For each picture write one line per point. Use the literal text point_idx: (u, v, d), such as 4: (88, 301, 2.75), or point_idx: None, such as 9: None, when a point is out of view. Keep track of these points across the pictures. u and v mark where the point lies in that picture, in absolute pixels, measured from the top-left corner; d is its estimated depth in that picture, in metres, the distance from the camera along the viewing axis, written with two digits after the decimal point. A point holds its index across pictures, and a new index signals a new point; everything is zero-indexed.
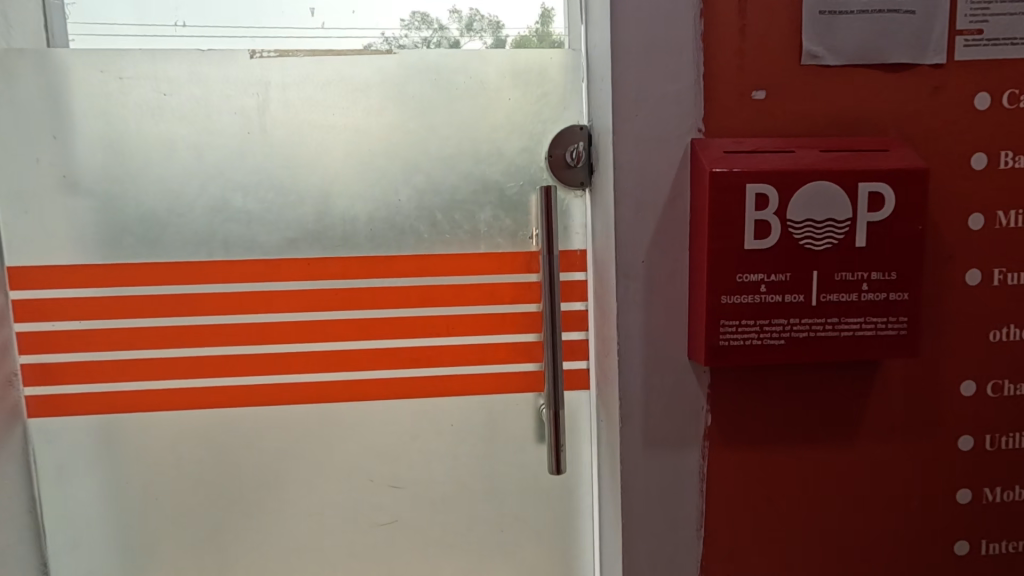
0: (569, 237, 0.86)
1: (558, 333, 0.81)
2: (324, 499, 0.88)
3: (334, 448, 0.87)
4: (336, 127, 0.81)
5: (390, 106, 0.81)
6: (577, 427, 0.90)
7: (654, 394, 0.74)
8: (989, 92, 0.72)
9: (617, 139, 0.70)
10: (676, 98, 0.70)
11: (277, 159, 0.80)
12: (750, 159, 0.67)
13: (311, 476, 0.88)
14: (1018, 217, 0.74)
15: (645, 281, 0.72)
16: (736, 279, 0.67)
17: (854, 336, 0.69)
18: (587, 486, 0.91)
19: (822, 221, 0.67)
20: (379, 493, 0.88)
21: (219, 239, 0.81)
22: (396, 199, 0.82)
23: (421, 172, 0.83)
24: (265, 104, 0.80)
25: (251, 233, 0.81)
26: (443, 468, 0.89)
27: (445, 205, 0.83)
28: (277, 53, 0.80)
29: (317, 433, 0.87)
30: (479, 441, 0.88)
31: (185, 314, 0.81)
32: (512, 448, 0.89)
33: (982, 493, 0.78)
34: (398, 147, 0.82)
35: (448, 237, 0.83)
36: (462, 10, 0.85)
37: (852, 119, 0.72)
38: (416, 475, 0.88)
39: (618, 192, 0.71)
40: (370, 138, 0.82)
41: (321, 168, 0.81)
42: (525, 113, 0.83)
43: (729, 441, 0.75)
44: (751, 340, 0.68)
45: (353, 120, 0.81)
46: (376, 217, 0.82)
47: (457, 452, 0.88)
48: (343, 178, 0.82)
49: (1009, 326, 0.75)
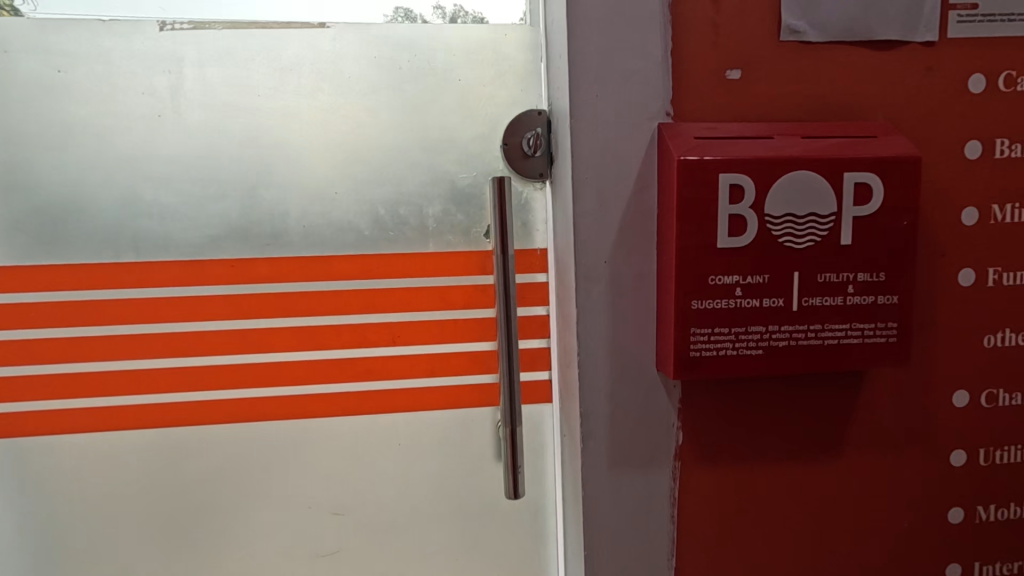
0: (529, 235, 0.78)
1: (514, 341, 0.72)
2: (256, 528, 0.79)
3: (267, 472, 0.78)
4: (263, 110, 0.71)
5: (324, 86, 0.72)
6: (539, 444, 0.82)
7: (619, 410, 0.66)
8: (985, 74, 0.65)
9: (576, 122, 0.62)
10: (641, 77, 0.62)
11: (195, 146, 0.71)
12: (724, 147, 0.60)
13: (241, 502, 0.78)
14: (1014, 211, 0.67)
15: (609, 283, 0.64)
16: (708, 281, 0.59)
17: (839, 344, 0.62)
18: (551, 507, 0.83)
19: (804, 216, 0.60)
20: (319, 520, 0.79)
21: (129, 238, 0.71)
22: (334, 192, 0.73)
23: (362, 162, 0.73)
24: (181, 85, 0.70)
25: (166, 231, 0.71)
26: (390, 492, 0.80)
27: (388, 199, 0.74)
28: (191, 25, 0.70)
29: (247, 454, 0.77)
30: (430, 460, 0.80)
31: (96, 323, 0.71)
32: (467, 468, 0.81)
33: (975, 511, 0.72)
34: (333, 133, 0.73)
35: (393, 235, 0.74)
36: (446, 7, 0.74)
37: (835, 103, 0.65)
38: (360, 499, 0.80)
39: (577, 184, 0.63)
40: (303, 123, 0.72)
41: (245, 157, 0.71)
42: (478, 97, 0.74)
43: (703, 461, 0.67)
44: (725, 349, 0.60)
45: (281, 102, 0.71)
46: (310, 212, 0.73)
47: (407, 473, 0.80)
48: (270, 167, 0.72)
49: (1005, 331, 0.69)
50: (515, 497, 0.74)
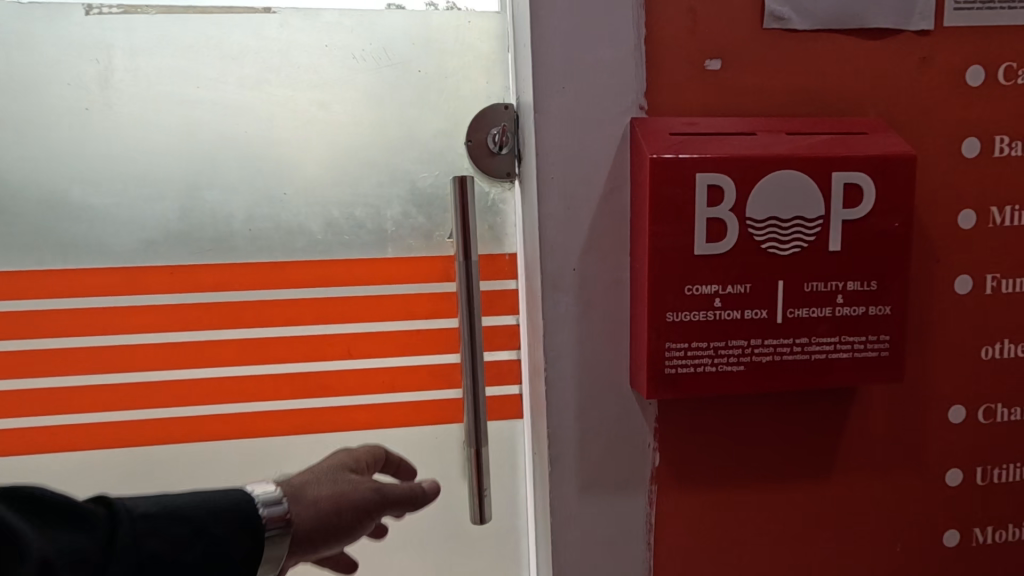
0: (499, 239, 0.73)
1: (479, 354, 0.67)
2: None
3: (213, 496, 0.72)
4: (203, 103, 0.65)
5: (271, 77, 0.66)
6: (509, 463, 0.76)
7: (590, 430, 0.61)
8: (984, 65, 0.61)
9: (541, 116, 0.56)
10: (612, 68, 0.56)
11: (128, 142, 0.65)
12: (702, 144, 0.54)
13: None
14: (1014, 213, 0.62)
15: (577, 293, 0.59)
16: (684, 291, 0.54)
17: (827, 359, 0.57)
18: (523, 530, 0.78)
19: (789, 220, 0.54)
20: None
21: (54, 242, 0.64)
22: (283, 192, 0.67)
23: (314, 160, 0.68)
24: (111, 75, 0.64)
25: (96, 235, 0.65)
26: None
27: (342, 200, 0.69)
28: (121, 10, 0.63)
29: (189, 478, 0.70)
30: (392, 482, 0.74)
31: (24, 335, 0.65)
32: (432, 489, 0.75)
33: (972, 533, 0.68)
34: (282, 128, 0.67)
35: (347, 239, 0.69)
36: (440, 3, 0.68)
37: (823, 97, 0.60)
38: None
39: (541, 184, 0.57)
40: (249, 117, 0.66)
41: (184, 154, 0.65)
42: (439, 90, 0.69)
43: (681, 484, 0.62)
44: (703, 366, 0.55)
45: (225, 94, 0.65)
46: (256, 214, 0.67)
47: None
48: (213, 166, 0.66)
49: (1003, 342, 0.64)
50: (482, 522, 0.69)
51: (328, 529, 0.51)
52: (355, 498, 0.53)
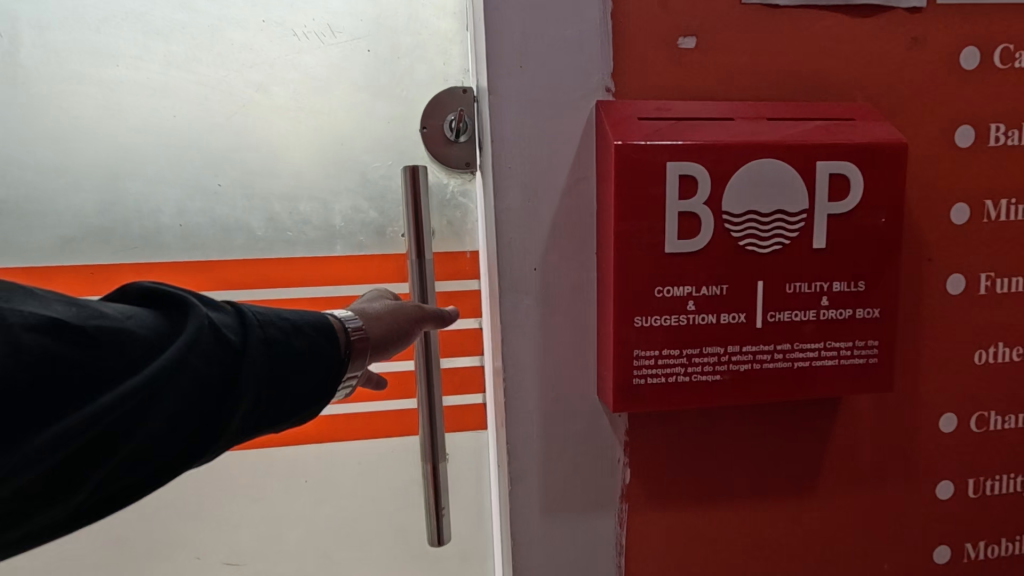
0: (459, 235, 0.70)
1: (434, 360, 0.62)
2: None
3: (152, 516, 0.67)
4: (124, 85, 0.59)
5: (201, 55, 0.60)
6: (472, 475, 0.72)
7: (554, 446, 0.55)
8: (979, 46, 0.56)
9: (496, 99, 0.51)
10: (575, 45, 0.51)
11: (39, 128, 0.58)
12: (674, 129, 0.49)
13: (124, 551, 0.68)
14: (1009, 208, 0.58)
15: (539, 295, 0.53)
16: (655, 294, 0.49)
17: (811, 367, 0.52)
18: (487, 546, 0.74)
19: (769, 215, 0.49)
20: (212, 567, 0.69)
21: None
22: (217, 183, 0.61)
23: (252, 148, 0.61)
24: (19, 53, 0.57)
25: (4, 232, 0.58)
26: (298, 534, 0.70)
27: (285, 193, 0.62)
28: None
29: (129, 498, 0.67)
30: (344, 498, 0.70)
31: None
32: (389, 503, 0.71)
33: (964, 549, 0.63)
34: (216, 113, 0.60)
35: (291, 236, 0.62)
36: None
37: (808, 79, 0.55)
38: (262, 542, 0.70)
39: (498, 175, 0.51)
40: (177, 99, 0.60)
41: (103, 141, 0.59)
42: (391, 72, 0.63)
43: (653, 502, 0.57)
44: (675, 375, 0.50)
45: (147, 74, 0.59)
46: (189, 208, 0.61)
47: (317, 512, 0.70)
48: (138, 155, 0.59)
49: (998, 345, 0.60)
50: (439, 543, 0.63)
51: (398, 336, 0.52)
52: (411, 313, 0.54)
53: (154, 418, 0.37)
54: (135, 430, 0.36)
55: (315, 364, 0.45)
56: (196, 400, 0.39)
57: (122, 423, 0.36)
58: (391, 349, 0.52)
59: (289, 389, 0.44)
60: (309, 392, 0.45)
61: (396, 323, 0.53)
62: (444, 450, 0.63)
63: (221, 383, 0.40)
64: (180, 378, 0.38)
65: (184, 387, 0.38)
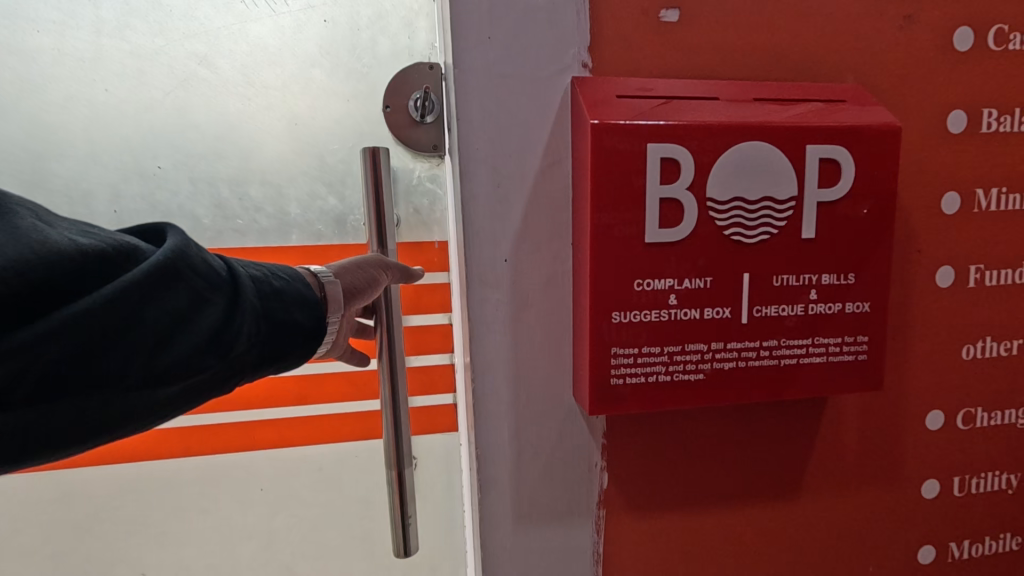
0: (427, 225, 0.70)
1: (399, 359, 0.58)
2: (131, 546, 0.79)
3: (141, 496, 0.77)
4: (55, 59, 0.61)
5: (134, 22, 0.62)
6: (430, 461, 0.78)
7: (526, 450, 0.51)
8: (973, 27, 0.53)
9: (460, 72, 0.46)
10: (547, 14, 0.47)
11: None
12: (657, 110, 0.45)
13: (115, 525, 0.78)
14: (1001, 197, 0.56)
15: (509, 289, 0.49)
16: (635, 288, 0.45)
17: (798, 364, 0.49)
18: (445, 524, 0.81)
19: (756, 203, 0.46)
20: (194, 527, 0.80)
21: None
22: (156, 166, 0.64)
23: (195, 129, 0.64)
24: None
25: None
26: (271, 509, 0.80)
27: (231, 176, 0.65)
28: None
29: (123, 482, 0.76)
30: (310, 477, 0.79)
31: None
32: (354, 479, 0.80)
33: (947, 549, 0.62)
34: (155, 89, 0.63)
35: (241, 224, 0.66)
36: None
37: (797, 59, 0.51)
38: (237, 513, 0.80)
39: (462, 156, 0.47)
40: (107, 72, 0.62)
41: (43, 121, 0.61)
42: (349, 50, 0.65)
43: (632, 509, 0.54)
44: (656, 375, 0.47)
45: (75, 44, 0.61)
46: (124, 192, 0.64)
47: (287, 487, 0.79)
48: (89, 136, 0.62)
49: (986, 340, 0.58)
50: (406, 553, 0.59)
51: (367, 286, 0.53)
52: (376, 265, 0.54)
53: (150, 322, 0.38)
54: (133, 332, 0.37)
55: (301, 301, 0.47)
56: (192, 313, 0.40)
57: (120, 318, 0.37)
58: (362, 299, 0.53)
59: (279, 321, 0.45)
60: (297, 327, 0.46)
61: (366, 276, 0.53)
62: (411, 455, 0.60)
63: (214, 300, 0.41)
64: (177, 285, 0.40)
65: (185, 299, 0.40)
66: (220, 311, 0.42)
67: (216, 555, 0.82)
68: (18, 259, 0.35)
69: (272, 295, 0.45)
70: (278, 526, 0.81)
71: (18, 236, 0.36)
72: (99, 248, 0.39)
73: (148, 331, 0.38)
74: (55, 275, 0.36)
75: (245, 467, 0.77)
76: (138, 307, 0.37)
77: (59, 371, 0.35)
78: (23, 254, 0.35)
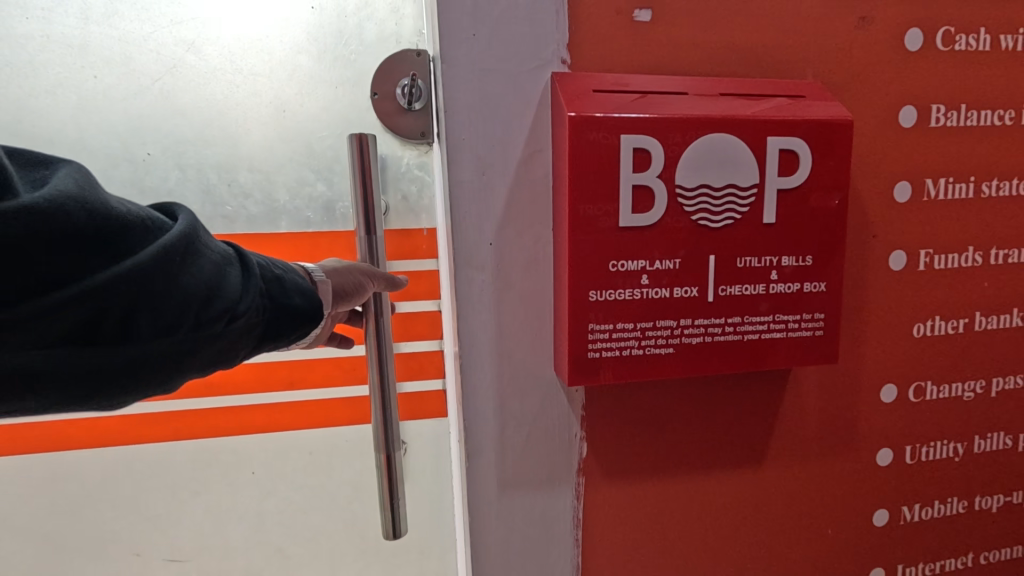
0: (416, 213, 0.74)
1: (387, 348, 0.61)
2: (131, 527, 0.82)
3: (137, 478, 0.79)
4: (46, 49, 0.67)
5: (122, 9, 0.68)
6: (420, 441, 0.82)
7: (511, 421, 0.55)
8: (922, 28, 0.57)
9: (447, 67, 0.49)
10: (528, 13, 0.50)
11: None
12: (632, 103, 0.49)
13: (113, 507, 0.80)
14: (948, 186, 0.61)
15: (494, 271, 0.53)
16: (610, 269, 0.49)
17: (761, 340, 0.53)
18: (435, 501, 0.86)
19: (721, 189, 0.50)
20: (190, 508, 0.82)
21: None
22: (146, 153, 0.70)
23: (183, 114, 0.70)
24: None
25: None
26: (266, 489, 0.83)
27: (220, 164, 0.72)
28: None
29: (119, 465, 0.78)
30: (304, 457, 0.82)
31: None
32: (346, 459, 0.84)
33: (900, 512, 0.67)
34: (144, 76, 0.69)
35: (231, 210, 0.72)
36: None
37: (762, 57, 0.55)
38: (232, 493, 0.82)
39: (450, 147, 0.50)
40: (96, 59, 0.68)
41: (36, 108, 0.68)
42: (337, 39, 0.71)
43: (610, 476, 0.58)
44: (630, 348, 0.50)
45: (64, 30, 0.67)
46: (113, 176, 0.69)
47: (281, 467, 0.82)
48: (86, 121, 0.68)
49: (935, 319, 0.63)
50: (395, 532, 0.63)
51: (353, 291, 0.57)
52: (362, 273, 0.58)
53: (187, 289, 0.42)
54: (173, 296, 0.42)
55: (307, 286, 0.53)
56: (220, 283, 0.45)
57: (159, 285, 0.41)
58: (348, 302, 0.58)
59: (282, 304, 0.50)
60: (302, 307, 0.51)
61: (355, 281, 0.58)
62: (398, 439, 0.63)
63: (234, 275, 0.47)
64: (202, 258, 0.45)
65: (213, 271, 0.45)
66: (241, 285, 0.47)
67: (211, 535, 0.84)
68: (85, 201, 0.39)
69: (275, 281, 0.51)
70: (272, 506, 0.84)
71: (87, 185, 0.41)
72: (146, 217, 0.43)
73: (186, 297, 0.42)
74: (107, 225, 0.40)
75: (242, 449, 0.80)
76: (175, 275, 0.42)
77: (109, 323, 0.40)
78: (89, 200, 0.39)
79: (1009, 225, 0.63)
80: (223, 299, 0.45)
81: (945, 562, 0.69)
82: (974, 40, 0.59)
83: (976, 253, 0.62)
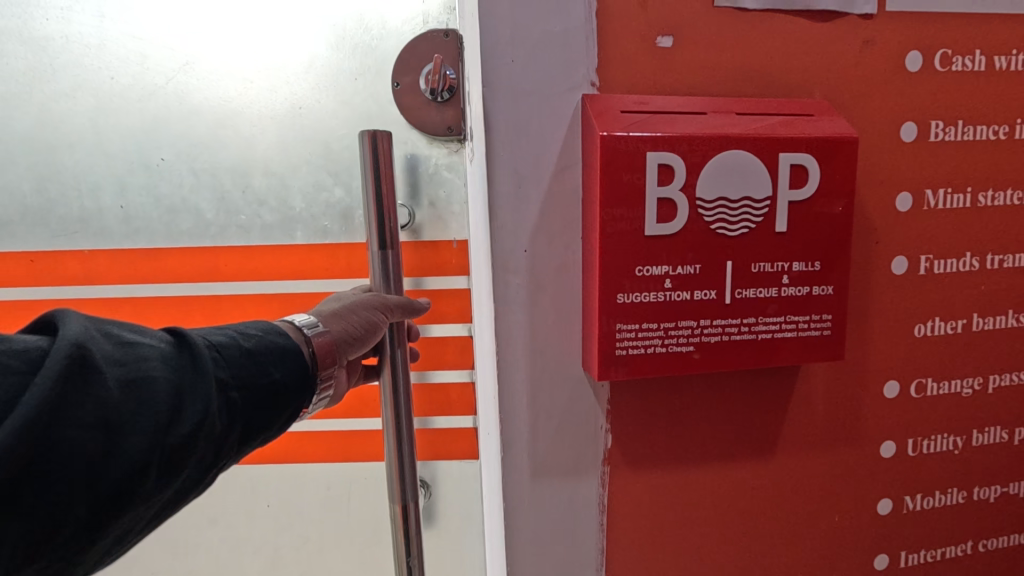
0: (447, 226, 0.95)
1: (404, 418, 0.71)
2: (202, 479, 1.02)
3: None
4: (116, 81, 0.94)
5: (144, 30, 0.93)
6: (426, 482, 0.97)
7: (541, 414, 0.60)
8: (921, 51, 0.62)
9: (488, 91, 0.54)
10: (561, 39, 0.54)
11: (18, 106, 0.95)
12: (655, 123, 0.53)
13: None
14: (946, 197, 0.65)
15: (528, 275, 0.57)
16: (636, 273, 0.54)
17: (774, 339, 0.58)
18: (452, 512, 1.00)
19: (738, 201, 0.54)
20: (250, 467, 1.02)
21: (39, 203, 0.97)
22: (161, 158, 0.96)
23: (229, 126, 0.95)
24: (11, 31, 0.94)
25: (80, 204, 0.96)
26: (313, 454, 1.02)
27: (235, 166, 0.96)
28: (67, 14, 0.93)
29: None
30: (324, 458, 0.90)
31: (50, 285, 0.98)
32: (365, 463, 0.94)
33: (903, 501, 0.71)
34: (162, 77, 0.93)
35: (250, 212, 0.97)
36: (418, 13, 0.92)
37: (773, 79, 0.60)
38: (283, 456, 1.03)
39: (490, 162, 0.55)
40: (114, 64, 0.94)
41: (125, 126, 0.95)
42: (360, 26, 0.92)
43: (633, 464, 0.62)
44: (653, 347, 0.55)
45: (83, 30, 0.93)
46: (135, 175, 0.96)
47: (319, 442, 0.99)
48: (100, 120, 0.95)
49: (934, 320, 0.67)
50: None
51: (366, 328, 0.68)
52: (373, 307, 0.69)
53: (94, 417, 0.44)
54: (84, 430, 0.44)
55: (253, 360, 0.56)
56: (133, 399, 0.47)
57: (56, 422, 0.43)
58: (362, 339, 0.68)
59: (256, 385, 0.56)
60: (246, 387, 0.55)
61: (356, 320, 0.68)
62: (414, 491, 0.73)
63: (156, 379, 0.49)
64: (105, 375, 0.46)
65: (117, 389, 0.46)
66: (168, 389, 0.49)
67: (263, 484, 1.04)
68: None
69: (250, 359, 0.56)
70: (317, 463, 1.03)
71: None
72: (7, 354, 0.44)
73: (95, 427, 0.44)
74: None
75: None
76: (69, 409, 0.43)
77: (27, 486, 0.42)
78: None
79: (1003, 232, 0.67)
80: (155, 422, 0.47)
81: (947, 550, 0.74)
82: (970, 61, 0.64)
83: (973, 258, 0.67)
